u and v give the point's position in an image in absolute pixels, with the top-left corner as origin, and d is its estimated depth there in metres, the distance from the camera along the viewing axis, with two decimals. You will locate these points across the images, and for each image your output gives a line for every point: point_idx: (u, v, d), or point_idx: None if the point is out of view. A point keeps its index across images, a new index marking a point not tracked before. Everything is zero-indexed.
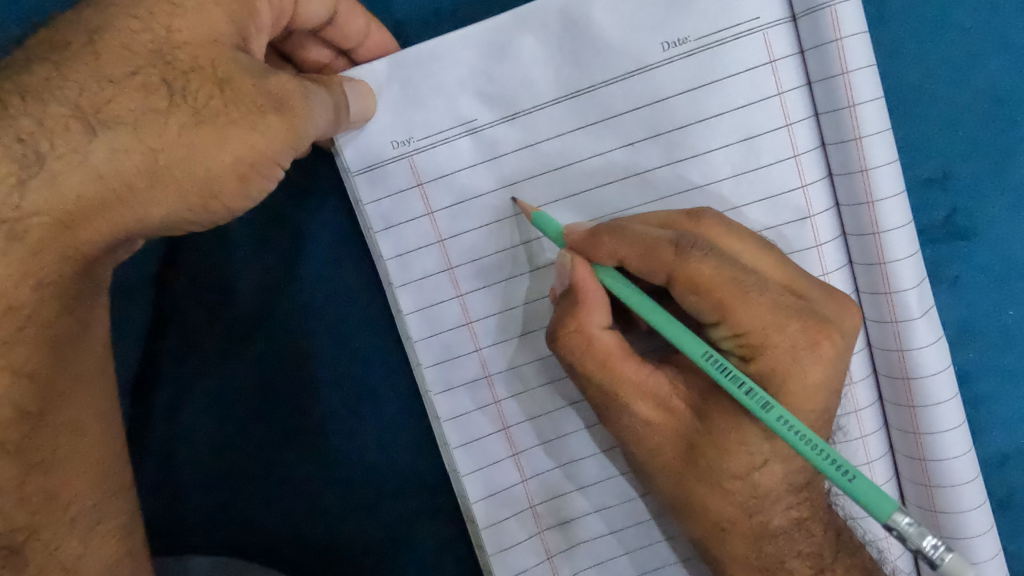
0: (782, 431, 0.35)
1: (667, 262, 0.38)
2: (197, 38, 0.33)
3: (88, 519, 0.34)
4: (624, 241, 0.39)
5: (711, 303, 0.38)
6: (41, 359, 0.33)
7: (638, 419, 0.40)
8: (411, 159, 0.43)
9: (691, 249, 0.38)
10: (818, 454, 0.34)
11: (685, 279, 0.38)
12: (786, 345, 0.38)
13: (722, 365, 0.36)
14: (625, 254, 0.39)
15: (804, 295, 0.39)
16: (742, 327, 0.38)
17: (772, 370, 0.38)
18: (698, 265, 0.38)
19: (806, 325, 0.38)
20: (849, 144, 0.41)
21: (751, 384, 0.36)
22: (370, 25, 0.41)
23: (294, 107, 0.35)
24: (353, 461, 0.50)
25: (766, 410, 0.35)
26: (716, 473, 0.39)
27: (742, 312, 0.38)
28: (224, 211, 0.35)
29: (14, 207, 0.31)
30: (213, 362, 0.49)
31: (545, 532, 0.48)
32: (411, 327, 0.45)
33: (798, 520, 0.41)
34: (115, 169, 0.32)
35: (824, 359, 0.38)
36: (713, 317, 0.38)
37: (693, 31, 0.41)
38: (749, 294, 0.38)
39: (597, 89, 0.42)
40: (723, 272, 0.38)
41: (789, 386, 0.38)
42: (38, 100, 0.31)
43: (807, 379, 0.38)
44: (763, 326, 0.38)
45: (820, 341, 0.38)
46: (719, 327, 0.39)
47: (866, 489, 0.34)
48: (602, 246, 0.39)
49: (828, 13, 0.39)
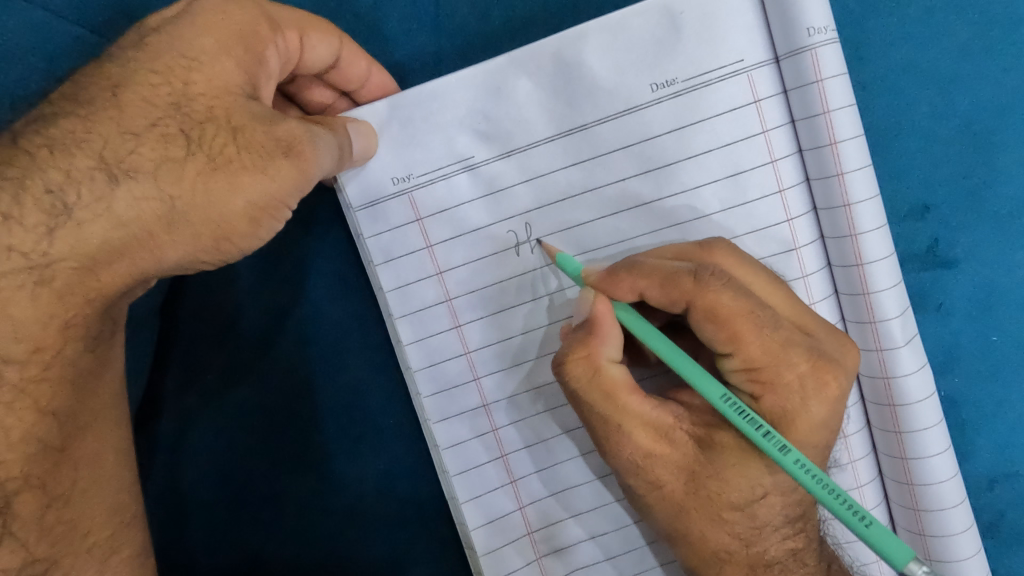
0: (798, 475, 0.34)
1: (686, 290, 0.38)
2: (212, 90, 0.35)
3: (104, 548, 0.36)
4: (641, 274, 0.40)
5: (727, 333, 0.38)
6: (65, 395, 0.35)
7: (640, 452, 0.39)
8: (411, 195, 0.46)
9: (710, 279, 0.38)
10: (833, 498, 0.34)
11: (704, 308, 0.38)
12: (796, 383, 0.38)
13: (735, 404, 0.36)
14: (644, 288, 0.40)
15: (812, 333, 0.40)
16: (754, 361, 0.38)
17: (783, 411, 0.38)
18: (717, 295, 0.38)
19: (814, 365, 0.38)
20: (832, 180, 0.43)
21: (769, 427, 0.36)
22: (372, 68, 0.44)
23: (302, 152, 0.37)
24: (351, 487, 0.51)
25: (783, 454, 0.35)
26: (715, 502, 0.39)
27: (753, 346, 0.38)
28: (235, 251, 0.37)
29: (43, 254, 0.34)
30: (221, 387, 0.51)
31: (542, 559, 0.48)
32: (411, 357, 0.47)
33: (793, 550, 0.40)
34: (136, 216, 0.34)
35: (829, 398, 0.38)
36: (724, 347, 0.38)
37: (679, 74, 0.44)
38: (764, 330, 0.38)
39: (589, 127, 0.45)
40: (741, 304, 0.38)
41: (794, 423, 0.38)
42: (65, 153, 0.34)
43: (813, 415, 0.38)
44: (775, 360, 0.38)
45: (826, 381, 0.38)
46: (729, 359, 0.39)
47: (882, 537, 0.33)
48: (621, 283, 0.40)
49: (809, 56, 0.42)
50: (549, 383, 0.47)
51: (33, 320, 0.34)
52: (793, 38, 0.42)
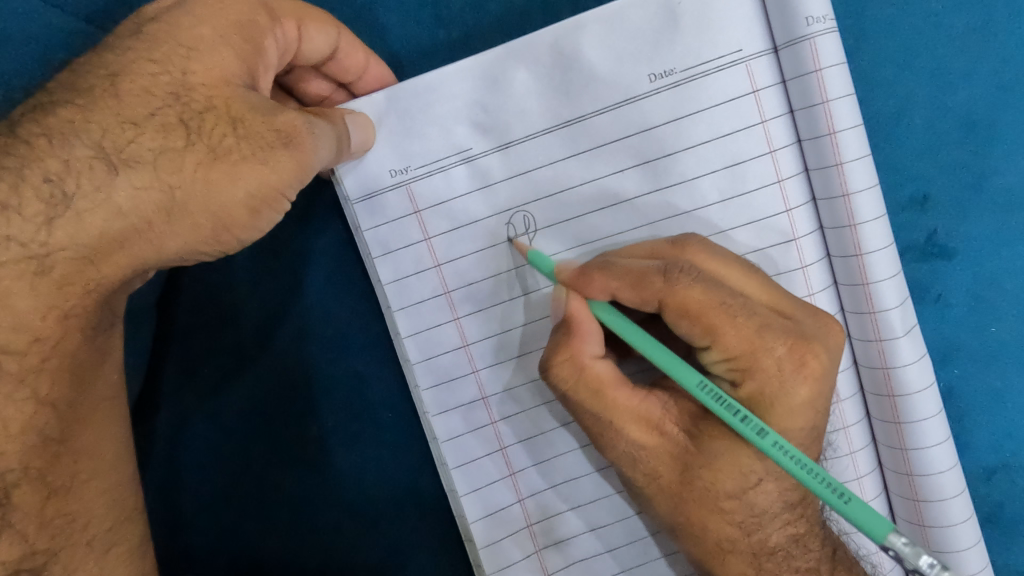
0: (776, 457, 0.35)
1: (657, 289, 0.38)
2: (211, 80, 0.35)
3: (103, 541, 0.36)
4: (612, 274, 0.40)
5: (702, 327, 0.38)
6: (63, 386, 0.35)
7: (634, 446, 0.39)
8: (409, 187, 0.46)
9: (679, 276, 0.38)
10: (811, 476, 0.34)
11: (676, 305, 0.38)
12: (774, 368, 0.38)
13: (709, 388, 0.36)
14: (616, 288, 0.40)
15: (792, 316, 0.39)
16: (732, 351, 0.38)
17: (762, 394, 0.38)
18: (687, 293, 0.38)
19: (790, 348, 0.38)
20: (831, 170, 0.43)
21: (746, 412, 0.36)
22: (369, 60, 0.44)
23: (301, 143, 0.36)
24: (351, 481, 0.51)
25: (761, 436, 0.35)
26: (717, 489, 0.39)
27: (729, 336, 0.38)
28: (235, 241, 0.37)
29: (42, 243, 0.34)
30: (221, 381, 0.51)
31: (542, 551, 0.48)
32: (410, 350, 0.47)
33: (797, 536, 0.40)
34: (136, 206, 0.34)
35: (810, 378, 0.38)
36: (703, 341, 0.38)
37: (677, 64, 0.44)
38: (738, 317, 0.38)
39: (588, 118, 0.45)
40: (712, 297, 0.38)
41: (790, 413, 0.38)
42: (64, 143, 0.34)
43: (796, 398, 0.38)
44: (752, 347, 0.38)
45: (805, 362, 0.38)
46: (710, 351, 0.39)
47: (861, 512, 0.33)
48: (593, 283, 0.40)
49: (808, 45, 0.42)
50: None
51: (32, 311, 0.34)
52: (791, 28, 0.42)
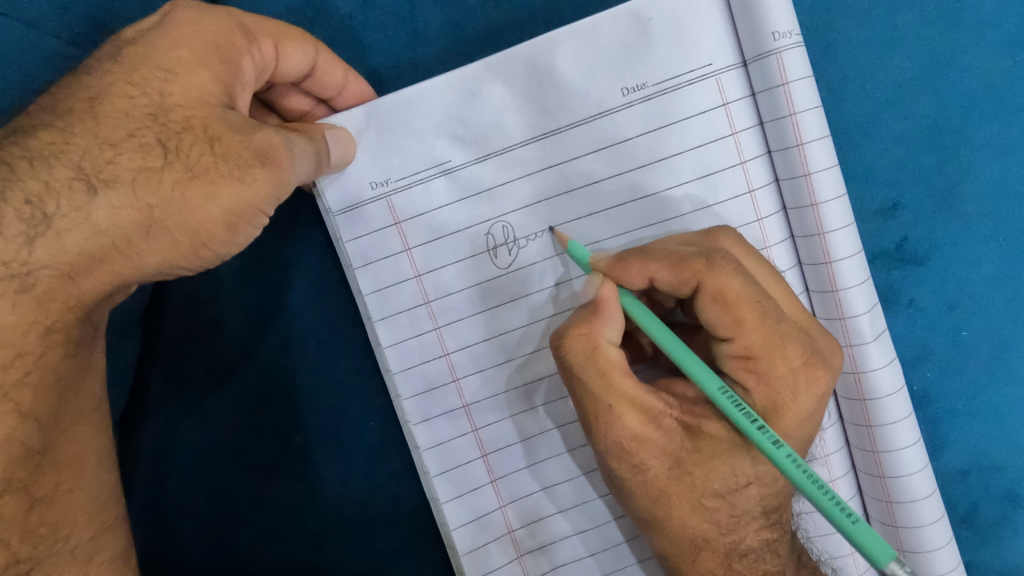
0: (787, 467, 0.34)
1: (696, 270, 0.39)
2: (188, 101, 0.36)
3: (86, 549, 0.38)
4: (651, 259, 0.40)
5: (731, 318, 0.38)
6: (45, 399, 0.36)
7: (628, 435, 0.39)
8: (389, 200, 0.47)
9: (721, 262, 0.39)
10: (819, 490, 0.34)
11: (712, 290, 0.38)
12: (789, 377, 0.39)
13: (729, 394, 0.37)
14: (655, 272, 0.40)
15: (809, 330, 0.40)
16: (752, 349, 0.39)
17: (774, 404, 0.39)
18: (727, 280, 0.38)
19: (807, 361, 0.39)
20: (800, 180, 0.44)
21: (763, 421, 0.36)
22: (348, 76, 0.45)
23: (278, 160, 0.37)
24: (334, 488, 0.52)
25: (775, 446, 0.35)
26: (698, 489, 0.39)
27: (755, 334, 0.38)
28: (213, 255, 0.38)
29: (22, 262, 0.35)
30: (205, 392, 0.52)
31: (524, 556, 0.49)
32: (390, 359, 0.48)
33: (769, 541, 0.41)
34: (115, 224, 0.35)
35: (817, 394, 0.39)
36: (725, 332, 0.39)
37: (649, 79, 0.45)
38: (768, 319, 0.39)
39: (563, 131, 0.46)
40: (749, 292, 0.39)
41: (784, 413, 0.39)
42: (44, 165, 0.35)
43: (801, 409, 0.39)
44: (772, 350, 0.39)
45: (817, 376, 0.39)
46: (728, 344, 0.39)
47: (865, 534, 0.33)
48: (630, 268, 0.40)
49: (775, 59, 0.43)
50: (529, 382, 0.48)
51: (14, 326, 0.35)
52: (759, 42, 0.43)
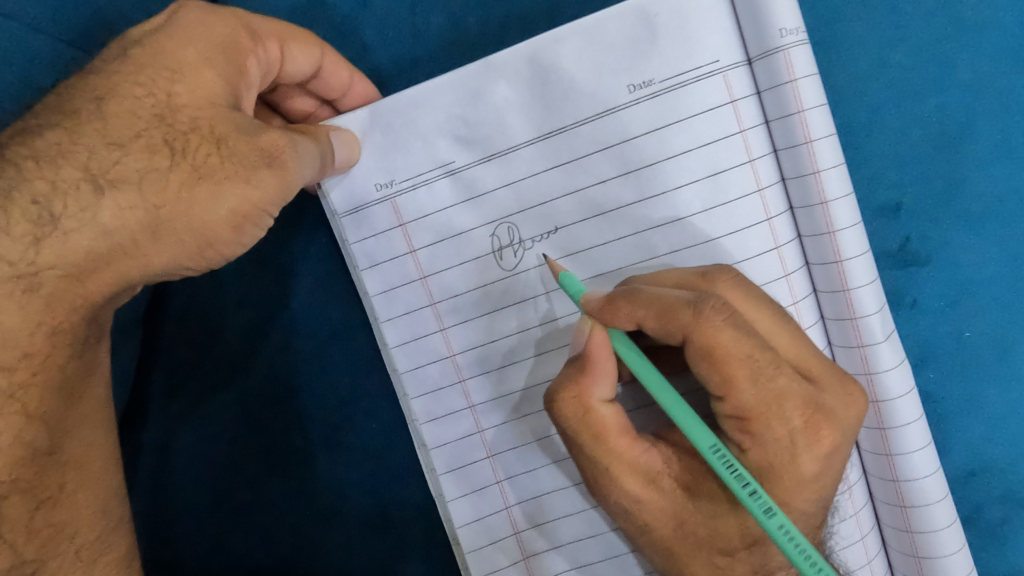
0: (780, 540, 0.35)
1: (684, 323, 0.37)
2: (196, 101, 0.36)
3: (91, 551, 0.37)
4: (639, 304, 0.39)
5: (721, 378, 0.37)
6: (51, 400, 0.36)
7: (628, 497, 0.39)
8: (393, 201, 0.47)
9: (710, 313, 0.37)
10: (804, 559, 0.34)
11: (701, 346, 0.37)
12: (787, 440, 0.38)
13: (723, 456, 0.36)
14: (642, 317, 0.39)
15: (813, 379, 0.39)
16: (746, 410, 0.37)
17: (769, 466, 0.38)
18: (717, 332, 0.37)
19: (807, 421, 0.38)
20: (809, 178, 0.44)
21: (756, 487, 0.35)
22: (353, 77, 0.45)
23: (285, 161, 0.37)
24: (337, 490, 0.52)
25: (767, 516, 0.35)
26: (706, 541, 0.39)
27: (747, 393, 0.37)
28: (219, 256, 0.38)
29: (30, 262, 0.35)
30: (209, 393, 0.52)
31: (529, 559, 0.49)
32: (396, 360, 0.48)
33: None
34: (122, 225, 0.35)
35: (820, 455, 0.38)
36: (718, 392, 0.38)
37: (656, 75, 0.45)
38: (760, 375, 0.37)
39: (568, 129, 0.46)
40: (740, 345, 0.37)
41: (784, 476, 0.38)
42: (52, 165, 0.35)
43: (803, 471, 0.38)
44: (769, 411, 0.37)
45: (819, 438, 0.38)
46: (722, 403, 0.38)
47: None
48: (620, 311, 0.39)
49: (781, 57, 0.43)
50: (537, 384, 0.48)
51: (20, 327, 0.35)
52: (765, 40, 0.43)
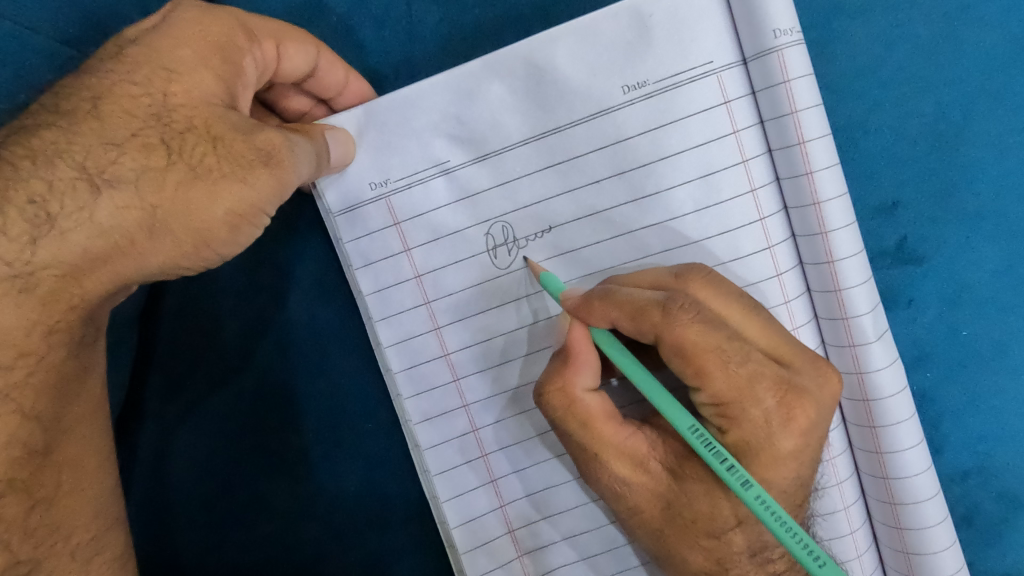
0: (758, 511, 0.35)
1: (654, 322, 0.38)
2: (192, 101, 0.37)
3: (85, 550, 0.38)
4: (613, 303, 0.39)
5: (693, 368, 0.38)
6: (47, 400, 0.36)
7: (618, 480, 0.40)
8: (389, 200, 0.47)
9: (678, 311, 0.38)
10: (786, 532, 0.34)
11: (672, 343, 0.38)
12: (761, 419, 0.38)
13: (697, 430, 0.36)
14: (616, 317, 0.39)
15: (788, 365, 0.39)
16: (722, 396, 0.38)
17: (751, 444, 0.38)
18: (684, 329, 0.37)
19: (782, 401, 0.38)
20: (801, 178, 0.44)
21: (733, 461, 0.36)
22: (349, 76, 0.46)
23: (281, 160, 0.38)
24: (332, 491, 0.52)
25: (744, 489, 0.35)
26: (692, 531, 0.39)
27: (720, 381, 0.37)
28: (215, 256, 0.38)
29: (26, 261, 0.35)
30: (205, 393, 0.52)
31: (524, 557, 0.49)
32: (391, 360, 0.48)
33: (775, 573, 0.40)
34: (118, 224, 0.35)
35: (801, 431, 0.38)
36: (693, 381, 0.38)
37: (650, 76, 0.45)
38: (730, 364, 0.37)
39: (563, 130, 0.46)
40: (709, 339, 0.37)
41: (761, 454, 0.38)
42: (48, 164, 0.35)
43: (780, 449, 0.38)
44: (741, 395, 0.38)
45: (794, 416, 0.38)
46: (699, 393, 0.38)
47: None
48: (595, 311, 0.40)
49: (776, 57, 0.43)
50: (532, 383, 0.48)
51: (16, 326, 0.35)
52: (759, 40, 0.43)
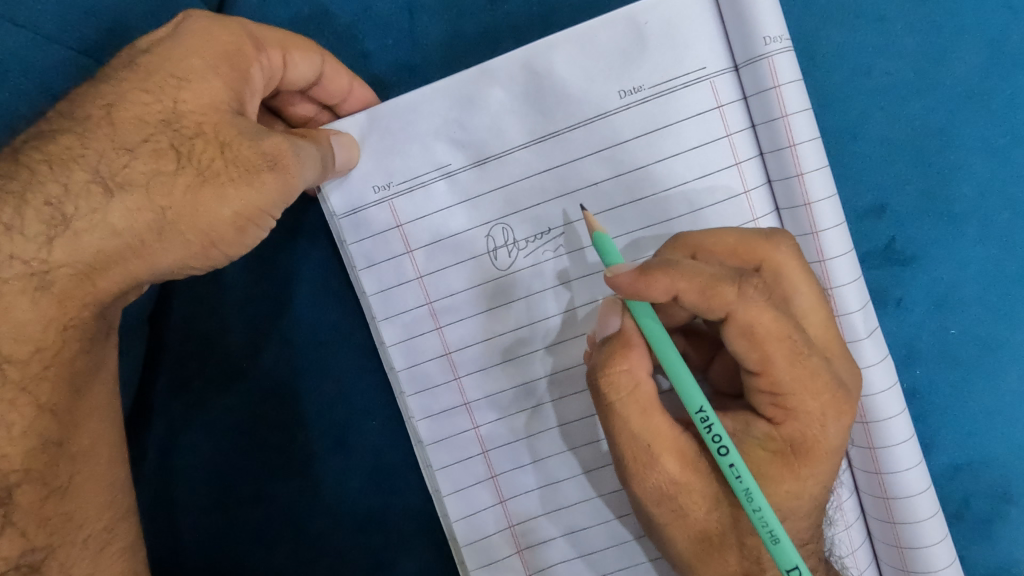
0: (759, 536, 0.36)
1: (726, 300, 0.37)
2: (201, 107, 0.38)
3: (99, 539, 0.39)
4: (680, 276, 0.37)
5: (759, 354, 0.38)
6: (62, 392, 0.38)
7: (668, 480, 0.38)
8: (391, 203, 0.48)
9: (754, 292, 0.37)
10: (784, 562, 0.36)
11: (741, 323, 0.37)
12: (818, 412, 0.38)
13: (723, 448, 0.36)
14: (682, 289, 0.37)
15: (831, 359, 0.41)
16: (780, 386, 0.38)
17: (802, 436, 0.39)
18: (759, 313, 0.37)
19: (835, 396, 0.39)
20: (792, 180, 0.45)
21: (751, 489, 0.36)
22: (353, 83, 0.47)
23: (287, 165, 0.39)
24: (335, 485, 0.53)
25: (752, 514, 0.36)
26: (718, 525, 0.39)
27: (782, 371, 0.38)
28: (223, 256, 0.40)
29: (43, 261, 0.36)
30: (213, 391, 0.53)
31: (524, 551, 0.50)
32: (393, 358, 0.50)
33: None
34: (130, 225, 0.37)
35: (846, 426, 0.39)
36: (754, 367, 0.38)
37: (646, 81, 0.46)
38: (799, 357, 0.38)
39: (561, 134, 0.47)
40: (780, 326, 0.38)
41: (814, 447, 0.39)
42: (63, 169, 0.37)
43: (829, 442, 0.39)
44: (801, 388, 0.38)
45: (845, 410, 0.39)
46: (756, 378, 0.39)
47: None
48: (655, 283, 0.37)
49: (766, 64, 0.44)
50: (531, 380, 0.49)
51: (34, 322, 0.36)
52: (750, 47, 0.45)
